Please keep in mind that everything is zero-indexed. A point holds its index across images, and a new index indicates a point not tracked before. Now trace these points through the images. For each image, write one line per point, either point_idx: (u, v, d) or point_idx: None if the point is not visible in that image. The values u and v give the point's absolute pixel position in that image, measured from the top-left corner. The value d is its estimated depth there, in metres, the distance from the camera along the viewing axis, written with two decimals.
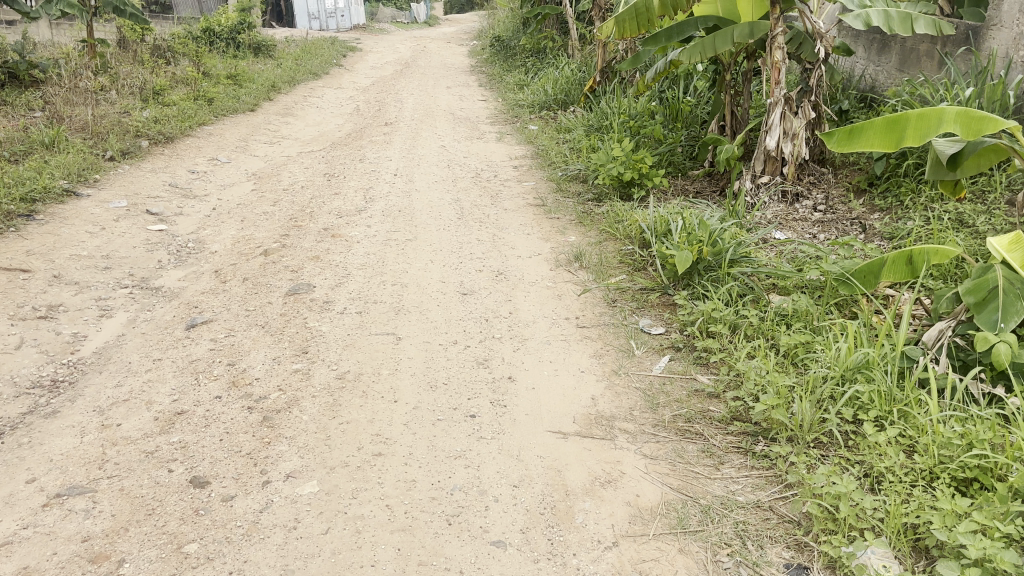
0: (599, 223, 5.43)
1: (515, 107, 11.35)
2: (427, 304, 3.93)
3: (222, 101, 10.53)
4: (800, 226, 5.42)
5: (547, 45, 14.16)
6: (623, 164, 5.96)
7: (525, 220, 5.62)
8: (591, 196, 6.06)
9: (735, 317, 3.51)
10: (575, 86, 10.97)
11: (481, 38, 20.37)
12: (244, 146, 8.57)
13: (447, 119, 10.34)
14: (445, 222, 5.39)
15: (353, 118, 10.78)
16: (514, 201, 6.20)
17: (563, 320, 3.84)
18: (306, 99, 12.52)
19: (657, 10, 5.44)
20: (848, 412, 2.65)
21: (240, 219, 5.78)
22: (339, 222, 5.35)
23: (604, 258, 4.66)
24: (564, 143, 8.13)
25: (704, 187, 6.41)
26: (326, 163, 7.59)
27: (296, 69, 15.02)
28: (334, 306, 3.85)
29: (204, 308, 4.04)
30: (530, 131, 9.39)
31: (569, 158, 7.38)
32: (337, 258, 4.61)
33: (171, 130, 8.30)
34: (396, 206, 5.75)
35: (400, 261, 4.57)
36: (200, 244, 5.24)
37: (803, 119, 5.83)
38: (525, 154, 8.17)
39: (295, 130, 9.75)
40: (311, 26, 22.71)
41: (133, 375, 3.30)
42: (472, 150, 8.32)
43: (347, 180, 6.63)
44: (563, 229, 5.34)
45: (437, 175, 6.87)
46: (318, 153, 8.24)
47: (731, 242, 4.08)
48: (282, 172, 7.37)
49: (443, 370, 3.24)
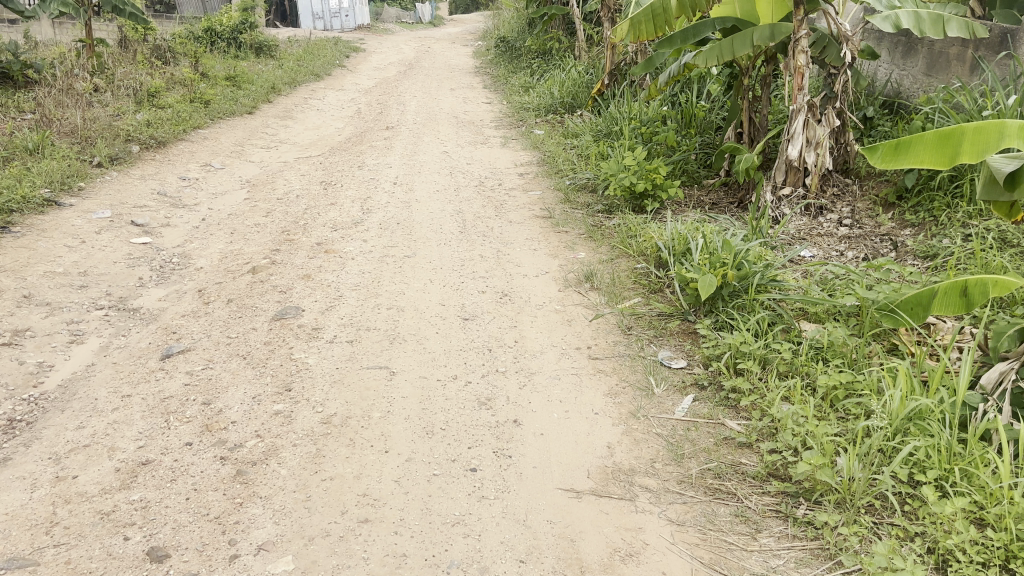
0: (611, 238, 5.10)
1: (521, 110, 11.02)
2: (425, 332, 3.60)
3: (218, 104, 10.20)
4: (826, 242, 5.09)
5: (554, 46, 13.84)
6: (636, 175, 5.63)
7: (532, 234, 5.29)
8: (602, 208, 5.73)
9: (766, 351, 3.18)
10: (583, 88, 10.65)
11: (486, 38, 20.05)
12: (240, 151, 8.25)
13: (451, 123, 10.02)
14: (447, 236, 5.06)
15: (354, 121, 10.46)
16: (520, 212, 5.87)
17: (574, 350, 3.51)
18: (307, 101, 12.20)
19: (676, 11, 5.09)
20: (904, 473, 2.35)
21: (230, 231, 5.45)
22: (334, 236, 5.03)
23: (617, 278, 4.33)
24: (571, 150, 7.80)
25: (721, 198, 6.08)
26: (323, 169, 7.26)
27: (298, 69, 14.70)
28: (323, 334, 3.52)
29: (183, 334, 3.70)
30: (537, 135, 9.06)
31: (577, 165, 7.04)
32: (330, 277, 4.29)
33: (163, 134, 7.97)
34: (395, 218, 5.42)
35: (397, 280, 4.24)
36: (185, 259, 4.91)
37: (827, 127, 5.50)
38: (531, 161, 7.84)
39: (293, 134, 9.42)
40: (315, 26, 22.41)
41: (97, 416, 2.97)
42: (476, 156, 7.99)
43: (345, 189, 6.31)
44: (573, 244, 5.02)
45: (439, 184, 6.53)
46: (316, 159, 7.92)
47: (758, 264, 3.75)
48: (278, 179, 7.05)
49: (441, 411, 2.92)
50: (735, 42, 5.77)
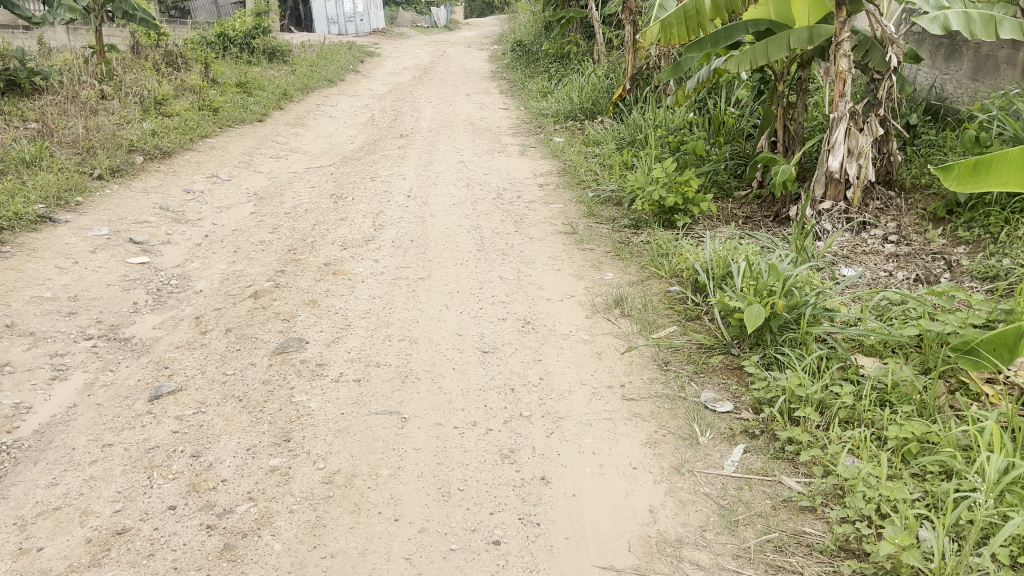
0: (640, 257, 4.76)
1: (539, 116, 10.70)
2: (441, 367, 3.27)
3: (228, 111, 9.92)
4: (872, 261, 4.73)
5: (572, 50, 13.52)
6: (665, 188, 5.28)
7: (555, 251, 4.95)
8: (629, 223, 5.39)
9: (824, 395, 2.82)
10: (603, 93, 10.31)
11: (503, 41, 19.74)
12: (248, 161, 7.95)
13: (467, 130, 9.70)
14: (464, 256, 4.73)
15: (367, 129, 10.16)
16: (541, 227, 5.53)
17: (605, 389, 3.16)
18: (319, 108, 11.91)
19: (710, 13, 4.78)
20: (1006, 555, 1.99)
21: (233, 249, 5.14)
22: (343, 255, 4.70)
23: (649, 303, 3.98)
24: (594, 160, 7.46)
25: (756, 212, 5.72)
26: (334, 181, 6.95)
27: (311, 75, 14.43)
28: (328, 372, 3.18)
29: (175, 370, 3.38)
30: (556, 143, 8.72)
31: (601, 176, 6.70)
32: (338, 303, 3.96)
33: (168, 144, 7.67)
34: (409, 235, 5.09)
35: (410, 307, 3.91)
36: (184, 281, 4.58)
37: (871, 137, 5.13)
38: (551, 171, 7.50)
39: (304, 142, 9.12)
40: (330, 31, 22.17)
41: (73, 470, 2.65)
42: (493, 166, 7.66)
43: (356, 203, 5.99)
44: (599, 264, 4.67)
45: (455, 196, 6.21)
46: (327, 169, 7.60)
47: (808, 292, 3.39)
48: (286, 192, 6.73)
49: (460, 466, 2.58)
50: (769, 47, 5.44)
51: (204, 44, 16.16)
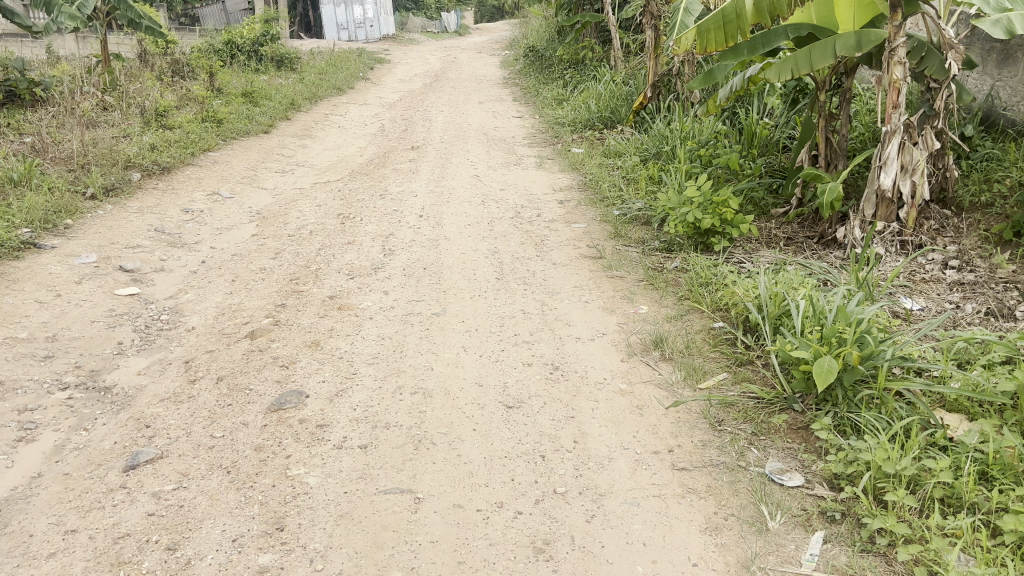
0: (676, 287, 4.33)
1: (555, 125, 10.28)
2: (460, 427, 2.85)
3: (232, 123, 9.53)
4: (934, 290, 4.29)
5: (587, 56, 13.09)
6: (701, 209, 4.86)
7: (581, 279, 4.53)
8: (661, 246, 4.96)
9: (918, 470, 2.40)
10: (622, 101, 9.87)
11: (515, 46, 19.32)
12: (252, 176, 7.55)
13: (480, 141, 9.30)
14: (482, 286, 4.31)
15: (377, 140, 9.77)
16: (565, 250, 5.10)
17: (651, 455, 2.74)
18: (328, 118, 11.52)
19: (752, 17, 4.31)
20: None
21: (232, 276, 4.74)
22: (350, 286, 4.29)
23: (691, 343, 3.56)
24: (617, 174, 7.03)
25: (798, 233, 5.30)
26: (341, 198, 6.55)
27: (320, 83, 14.06)
28: (330, 436, 2.77)
29: (158, 429, 2.96)
30: (575, 154, 8.30)
31: (626, 193, 6.28)
32: (343, 344, 3.54)
33: (167, 159, 7.27)
34: (422, 261, 4.68)
35: (425, 349, 3.49)
36: (176, 315, 4.18)
37: (927, 151, 4.69)
38: (571, 185, 7.08)
39: (311, 155, 8.73)
40: (340, 37, 21.79)
41: (27, 564, 2.23)
42: (510, 180, 7.24)
43: (364, 223, 5.58)
44: (631, 294, 4.24)
45: (471, 215, 5.79)
46: (334, 185, 7.20)
47: (882, 338, 2.97)
48: (291, 210, 6.33)
49: (489, 568, 2.16)
50: (812, 55, 5.02)
51: (211, 52, 15.83)
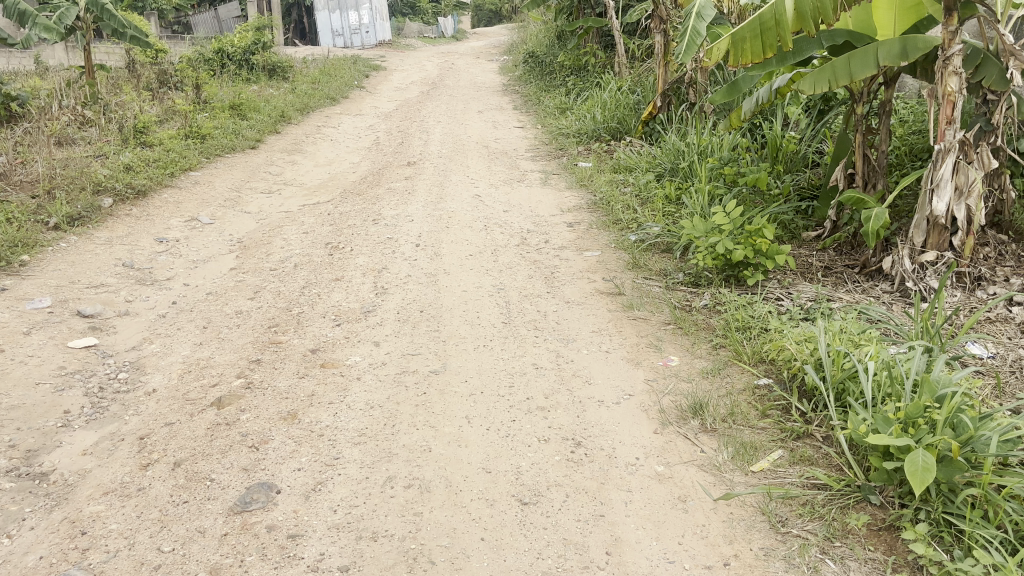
0: (708, 332, 3.79)
1: (559, 136, 9.77)
2: (465, 535, 2.32)
3: (217, 139, 9.00)
4: (1002, 332, 3.77)
5: (589, 62, 12.57)
6: (731, 239, 4.33)
7: (599, 320, 4.00)
8: (687, 280, 4.43)
9: None
10: (629, 111, 9.35)
11: (513, 52, 18.78)
12: (235, 198, 7.02)
13: (480, 155, 8.77)
14: (487, 333, 3.78)
15: (371, 154, 9.24)
16: (578, 284, 4.56)
17: (703, 572, 2.21)
18: (320, 130, 10.99)
19: (792, 24, 3.82)
20: None
21: (204, 322, 4.20)
22: (336, 335, 3.76)
23: (735, 409, 3.03)
24: (630, 193, 6.50)
25: (836, 262, 4.77)
26: (331, 224, 6.02)
27: (312, 93, 13.51)
28: (304, 554, 2.24)
29: (95, 537, 2.42)
30: (582, 169, 7.77)
31: (642, 215, 5.75)
32: (324, 416, 3.00)
33: (143, 181, 6.73)
34: (418, 303, 4.14)
35: (421, 421, 2.95)
36: (135, 374, 3.64)
37: (984, 170, 4.15)
38: (579, 205, 6.54)
39: (300, 173, 8.19)
40: (335, 44, 21.32)
41: None
42: (513, 200, 6.70)
43: (355, 255, 5.06)
44: (657, 341, 3.71)
45: (473, 243, 5.25)
46: (323, 207, 6.67)
47: (977, 414, 2.44)
48: (275, 238, 5.80)
49: None
50: (852, 63, 4.50)
51: (201, 62, 15.31)
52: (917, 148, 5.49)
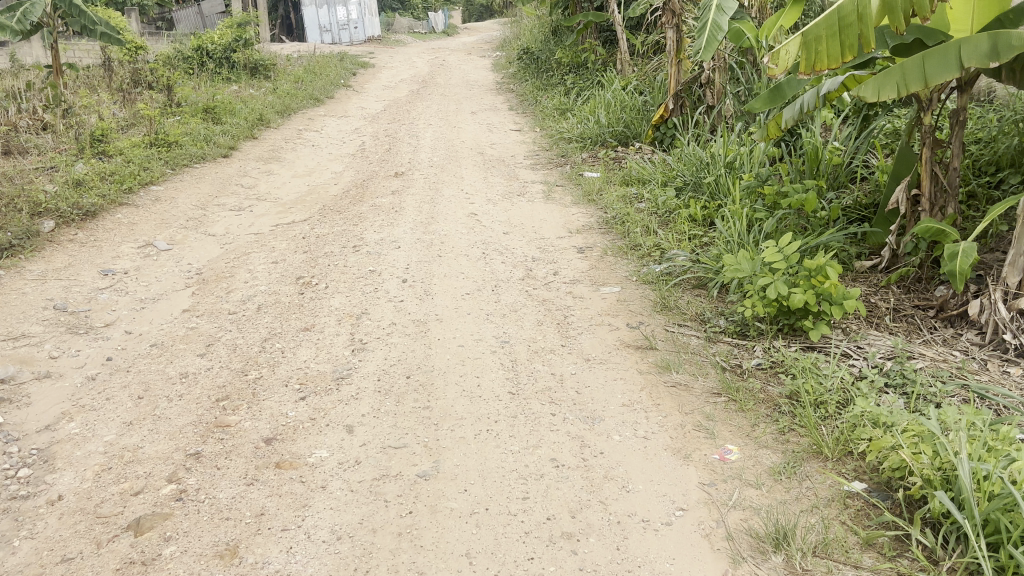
0: (767, 407, 3.03)
1: (559, 141, 9.01)
2: None
3: (185, 146, 8.17)
4: None
5: (590, 59, 11.79)
6: (785, 280, 3.55)
7: (629, 386, 3.22)
8: (732, 329, 3.66)
9: None
10: (638, 114, 8.58)
11: (506, 48, 17.96)
12: (199, 218, 6.21)
13: (475, 163, 7.99)
14: (492, 410, 2.98)
15: (356, 163, 8.44)
16: (598, 332, 3.79)
17: None
18: (302, 135, 10.17)
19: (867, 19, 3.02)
20: None
21: (140, 388, 3.40)
22: (299, 416, 2.97)
23: (828, 538, 2.26)
24: (649, 213, 5.72)
25: (905, 302, 4.00)
26: (305, 250, 5.23)
27: (295, 93, 12.68)
28: None
29: None
30: (589, 180, 7.00)
31: (667, 240, 4.98)
32: (275, 554, 2.23)
33: (92, 200, 5.91)
34: (405, 364, 3.35)
35: (406, 563, 2.17)
36: (40, 469, 2.83)
37: None
38: (589, 225, 5.76)
39: (276, 186, 7.39)
40: (323, 40, 20.53)
41: None
42: (514, 218, 5.92)
43: (331, 293, 4.28)
44: (705, 422, 2.93)
45: (471, 277, 4.47)
46: (299, 228, 5.87)
47: None
48: (240, 268, 5.00)
49: None
50: (926, 65, 3.68)
51: (179, 60, 14.44)
52: (984, 163, 4.71)
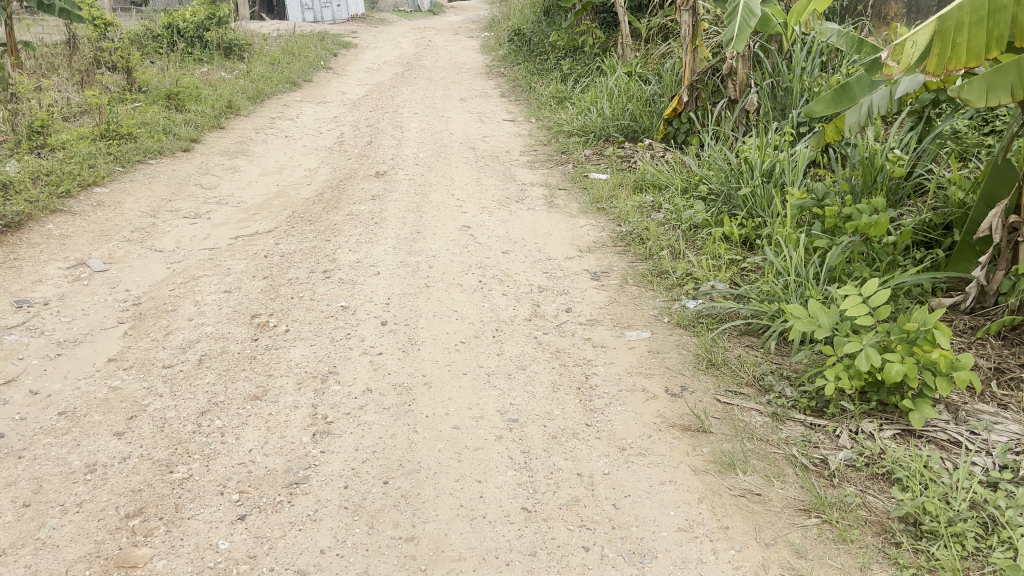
0: (875, 535, 2.23)
1: (559, 135, 8.17)
2: None
3: (140, 139, 7.27)
4: None
5: (589, 42, 10.92)
6: (876, 344, 2.74)
7: (683, 494, 2.41)
8: (806, 403, 2.85)
9: None
10: (645, 105, 7.72)
11: (496, 29, 17.01)
12: (146, 228, 5.34)
13: (466, 161, 7.15)
14: (501, 543, 2.17)
15: (332, 158, 7.57)
16: (630, 402, 2.97)
17: None
18: (274, 123, 9.28)
19: None
20: None
21: (29, 488, 2.54)
22: (234, 552, 2.15)
23: None
24: (673, 229, 4.90)
25: (1007, 359, 3.20)
26: (264, 274, 4.38)
27: (269, 76, 11.75)
28: None
29: None
30: (596, 184, 6.18)
31: (700, 268, 4.16)
32: None
33: (16, 209, 5.02)
34: (383, 459, 2.52)
35: None
36: None
37: None
38: (601, 243, 4.94)
39: (240, 187, 6.52)
40: (304, 18, 19.55)
41: None
42: (513, 234, 5.09)
43: (291, 340, 3.44)
44: (796, 562, 2.14)
45: (466, 317, 3.65)
46: (261, 244, 5.03)
47: None
48: (185, 298, 4.15)
49: None
50: None
51: (148, 39, 13.49)
52: None
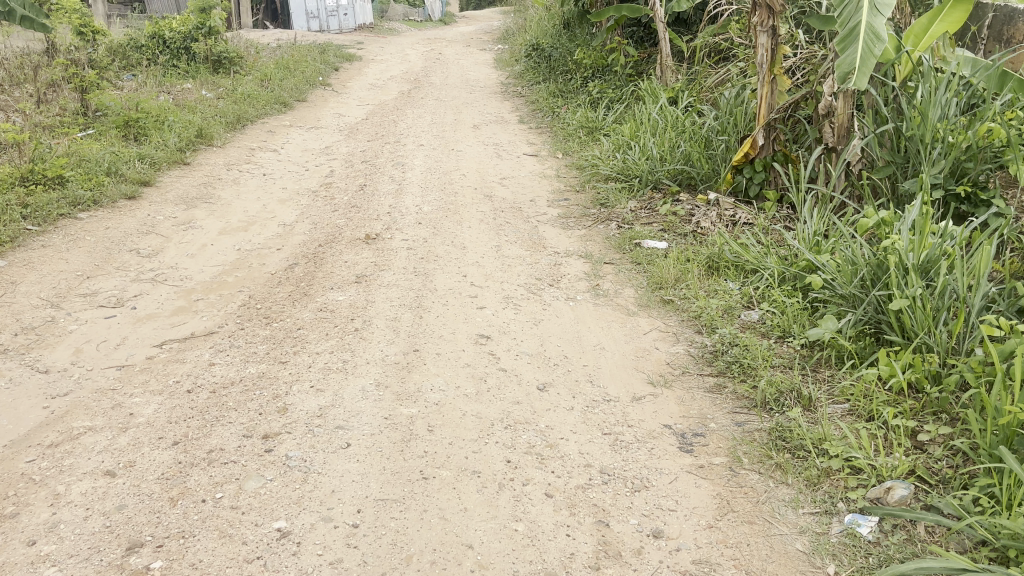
0: None
1: (593, 178, 6.64)
2: None
3: (71, 185, 5.78)
4: None
5: (622, 62, 9.36)
6: None
7: None
8: None
9: None
10: (703, 145, 6.19)
11: (512, 42, 15.47)
12: (38, 328, 3.85)
13: (480, 217, 5.64)
14: None
15: (313, 208, 6.07)
16: None
17: None
18: (252, 156, 7.77)
19: None
20: None
21: None
22: None
23: None
24: (785, 354, 3.38)
25: None
26: (173, 432, 2.86)
27: (257, 96, 10.26)
28: None
29: None
30: (653, 258, 4.67)
31: (859, 448, 2.64)
32: None
33: None
34: None
35: None
36: None
37: None
38: (679, 366, 3.42)
39: (188, 253, 5.02)
40: (310, 27, 18.05)
41: None
42: (549, 348, 3.58)
43: None
44: None
45: (491, 569, 2.14)
46: (190, 360, 3.51)
47: None
48: (40, 479, 2.63)
49: None
50: None
51: (130, 49, 12.05)
52: None
